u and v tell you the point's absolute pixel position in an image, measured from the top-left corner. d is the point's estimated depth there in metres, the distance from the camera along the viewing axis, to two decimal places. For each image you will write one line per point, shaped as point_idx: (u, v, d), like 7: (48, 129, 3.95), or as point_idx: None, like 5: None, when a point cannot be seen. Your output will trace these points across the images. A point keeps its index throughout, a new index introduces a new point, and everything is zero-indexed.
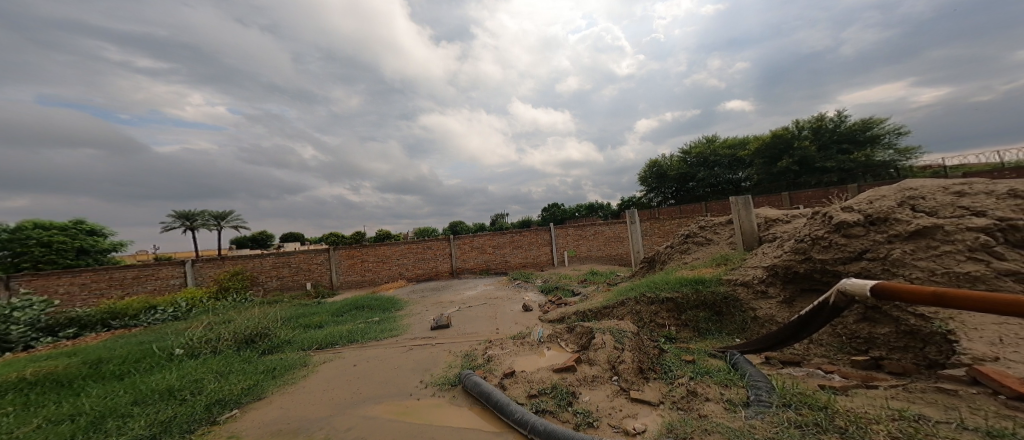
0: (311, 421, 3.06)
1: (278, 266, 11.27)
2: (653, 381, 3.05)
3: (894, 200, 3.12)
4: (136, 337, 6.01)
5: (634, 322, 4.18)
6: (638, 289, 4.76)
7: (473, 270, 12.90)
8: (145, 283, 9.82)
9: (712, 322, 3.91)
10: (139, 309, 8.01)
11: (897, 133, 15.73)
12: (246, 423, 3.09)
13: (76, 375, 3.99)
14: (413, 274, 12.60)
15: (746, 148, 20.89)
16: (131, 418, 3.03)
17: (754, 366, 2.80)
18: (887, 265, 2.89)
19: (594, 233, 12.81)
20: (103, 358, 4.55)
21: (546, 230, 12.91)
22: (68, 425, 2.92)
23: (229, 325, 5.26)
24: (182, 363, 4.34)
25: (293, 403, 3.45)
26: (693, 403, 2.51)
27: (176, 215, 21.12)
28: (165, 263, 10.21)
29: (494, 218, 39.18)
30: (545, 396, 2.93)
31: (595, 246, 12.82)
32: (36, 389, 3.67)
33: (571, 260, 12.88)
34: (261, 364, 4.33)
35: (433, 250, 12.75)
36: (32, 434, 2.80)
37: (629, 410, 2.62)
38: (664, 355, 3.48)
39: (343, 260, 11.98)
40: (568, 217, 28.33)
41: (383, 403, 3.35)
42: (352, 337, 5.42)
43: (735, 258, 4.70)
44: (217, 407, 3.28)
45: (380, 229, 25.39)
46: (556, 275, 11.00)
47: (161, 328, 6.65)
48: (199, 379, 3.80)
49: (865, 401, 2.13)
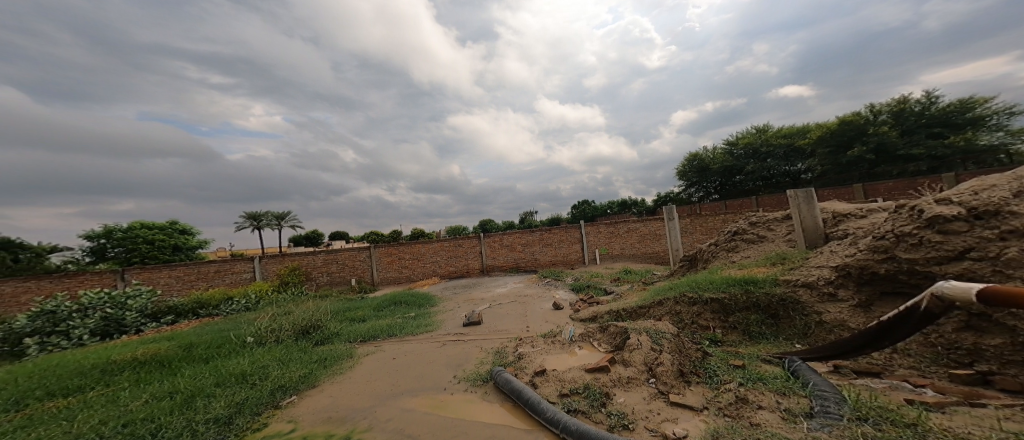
0: (356, 411, 3.19)
1: (328, 262, 11.94)
2: (696, 386, 2.91)
3: (1006, 190, 2.72)
4: (218, 325, 6.60)
5: (674, 324, 4.04)
6: (678, 289, 4.57)
7: (503, 268, 12.98)
8: (225, 277, 10.79)
9: (766, 325, 3.66)
10: (220, 300, 8.84)
11: (1007, 114, 13.98)
12: (303, 409, 3.29)
13: (174, 357, 4.43)
14: (446, 271, 12.85)
15: (806, 137, 19.34)
16: (214, 398, 3.33)
17: (818, 374, 2.60)
18: (999, 266, 2.58)
19: (628, 230, 12.36)
20: (193, 342, 5.03)
21: (576, 227, 12.70)
22: (167, 401, 3.28)
23: (289, 316, 5.65)
24: (251, 350, 4.70)
25: (341, 392, 3.63)
26: (743, 410, 2.37)
27: (246, 217, 23.18)
28: (239, 259, 11.15)
29: (523, 217, 39.49)
30: (578, 396, 2.89)
31: (628, 244, 12.36)
32: (145, 368, 4.14)
33: (603, 258, 12.58)
34: (314, 354, 4.59)
35: (464, 248, 12.94)
36: (141, 407, 3.17)
37: (669, 414, 2.52)
38: (708, 358, 3.30)
39: (382, 257, 12.48)
40: (599, 214, 27.77)
41: (419, 396, 3.44)
42: (391, 332, 5.62)
43: (794, 257, 4.38)
44: (280, 392, 3.52)
45: (415, 229, 26.33)
46: (587, 273, 10.82)
47: (237, 317, 7.28)
48: (265, 366, 4.09)
49: (966, 420, 1.91)
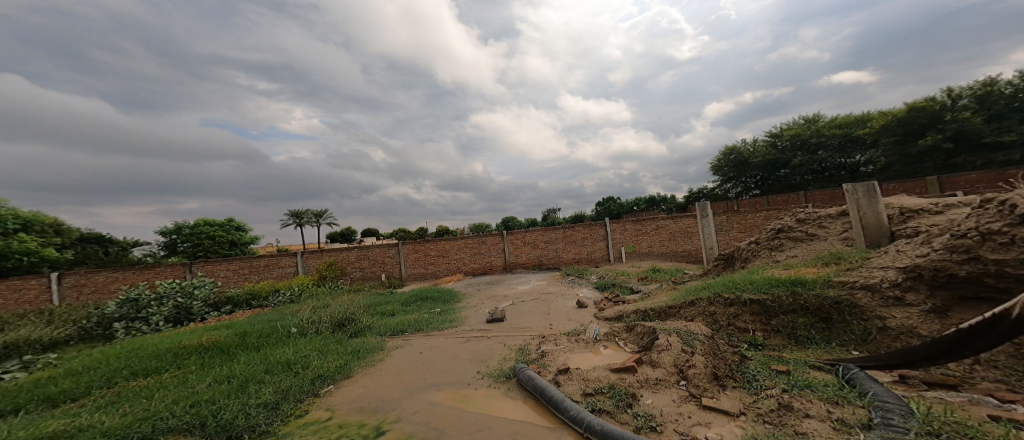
0: (386, 402, 3.29)
1: (361, 258, 12.38)
2: (731, 390, 2.78)
3: None
4: (268, 315, 7.04)
5: (708, 325, 3.89)
6: (712, 289, 4.39)
7: (526, 265, 12.95)
8: (272, 270, 11.59)
9: (817, 330, 3.41)
10: (269, 292, 9.47)
11: None
12: (339, 398, 3.43)
13: (231, 344, 4.77)
14: (469, 268, 12.98)
15: (865, 126, 17.88)
16: (263, 384, 3.56)
17: (879, 383, 2.41)
18: None
19: (657, 228, 11.96)
20: (247, 330, 5.39)
21: (602, 224, 12.47)
22: (226, 386, 3.55)
23: (327, 309, 5.92)
24: (294, 340, 4.96)
25: (372, 383, 3.75)
26: (787, 418, 2.24)
27: (290, 215, 24.63)
28: (284, 254, 11.91)
29: (547, 214, 39.45)
30: (602, 395, 2.84)
31: (657, 242, 11.92)
32: (207, 353, 4.51)
33: (629, 256, 12.27)
34: (349, 346, 4.77)
35: (487, 245, 13.03)
36: (204, 391, 3.46)
37: (700, 418, 2.42)
38: (747, 362, 3.14)
39: (410, 254, 12.77)
40: (626, 211, 27.20)
41: (444, 390, 3.50)
42: (419, 326, 5.75)
43: (851, 257, 4.08)
44: (319, 380, 3.70)
45: (442, 226, 26.88)
46: (613, 271, 10.60)
47: (284, 308, 7.73)
48: (307, 355, 4.30)
49: None
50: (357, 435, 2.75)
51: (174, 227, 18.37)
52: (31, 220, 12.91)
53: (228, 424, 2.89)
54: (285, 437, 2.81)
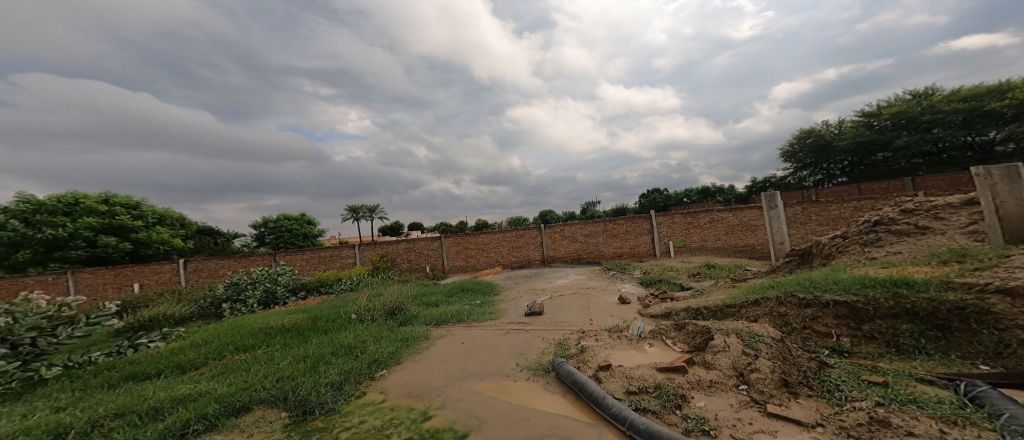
0: (431, 389, 3.41)
1: (408, 250, 13.08)
2: (805, 399, 2.52)
3: None
4: (333, 301, 7.62)
5: (777, 328, 3.57)
6: (785, 288, 4.03)
7: (564, 259, 12.76)
8: (335, 261, 12.74)
9: (928, 340, 2.92)
10: (334, 280, 10.27)
11: None
12: (391, 382, 3.61)
13: (305, 326, 5.23)
14: (507, 261, 13.10)
15: (1001, 98, 14.76)
16: (329, 365, 3.87)
17: (1018, 404, 2.05)
18: None
19: (711, 220, 10.99)
20: (318, 315, 5.87)
21: (647, 217, 11.87)
22: (300, 365, 3.90)
23: (381, 298, 6.27)
24: (354, 326, 5.31)
25: (419, 369, 3.91)
26: (881, 435, 1.99)
27: (348, 210, 26.69)
28: (345, 246, 12.89)
29: (587, 208, 38.96)
30: (647, 394, 2.73)
31: (712, 235, 11.03)
32: (285, 334, 4.98)
33: (678, 251, 11.43)
34: (399, 334, 5.01)
35: (525, 238, 13.04)
36: (284, 368, 3.84)
37: (763, 425, 2.23)
38: (826, 370, 2.83)
39: (451, 247, 13.16)
40: (674, 203, 25.87)
41: (485, 380, 3.54)
42: (460, 317, 5.89)
43: (980, 255, 3.54)
44: (375, 365, 3.93)
45: (482, 220, 27.55)
46: (659, 266, 10.09)
47: (345, 296, 8.34)
48: (364, 341, 4.59)
49: None
50: (405, 418, 2.86)
51: (263, 221, 21.33)
52: (164, 215, 17.98)
53: (303, 399, 3.18)
54: (344, 415, 3.00)
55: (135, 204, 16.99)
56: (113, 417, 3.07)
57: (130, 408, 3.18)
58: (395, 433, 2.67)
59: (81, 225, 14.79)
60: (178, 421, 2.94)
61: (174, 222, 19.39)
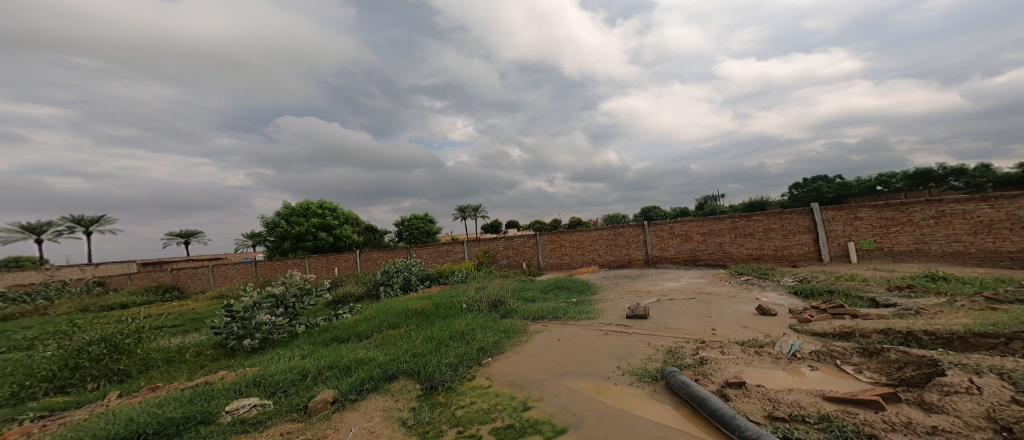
0: (531, 381, 3.36)
1: (508, 247, 13.65)
2: None
3: None
4: (449, 291, 8.38)
5: None
6: None
7: (674, 260, 11.23)
8: (449, 255, 14.24)
9: None
10: (449, 273, 11.34)
11: None
12: (497, 369, 3.72)
13: (429, 312, 5.84)
14: (605, 260, 12.31)
15: None
16: (447, 348, 4.22)
17: None
18: None
19: (939, 215, 7.63)
20: (439, 303, 6.50)
21: (816, 211, 9.19)
22: (426, 344, 4.38)
23: (486, 291, 6.53)
24: (466, 314, 5.69)
25: (519, 360, 3.92)
26: None
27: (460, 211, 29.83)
28: (456, 242, 14.27)
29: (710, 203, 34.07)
30: (806, 425, 2.15)
31: (942, 236, 7.64)
32: (413, 318, 5.65)
33: (866, 255, 8.56)
34: (501, 325, 5.15)
35: (625, 237, 12.02)
36: (415, 346, 4.36)
37: None
38: None
39: (547, 244, 13.14)
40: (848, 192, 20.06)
41: (582, 378, 3.31)
42: (557, 314, 5.73)
43: None
44: (483, 352, 4.10)
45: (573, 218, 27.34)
46: (827, 274, 7.93)
47: (456, 287, 9.05)
48: (473, 329, 4.84)
49: None
50: (508, 405, 2.90)
51: (400, 220, 25.38)
52: (349, 217, 23.17)
53: (431, 375, 3.56)
54: (458, 395, 3.24)
55: (336, 209, 22.34)
56: (328, 368, 4.00)
57: (336, 363, 4.08)
58: (499, 418, 2.75)
59: (313, 224, 20.38)
60: (360, 379, 3.61)
61: (353, 220, 24.91)
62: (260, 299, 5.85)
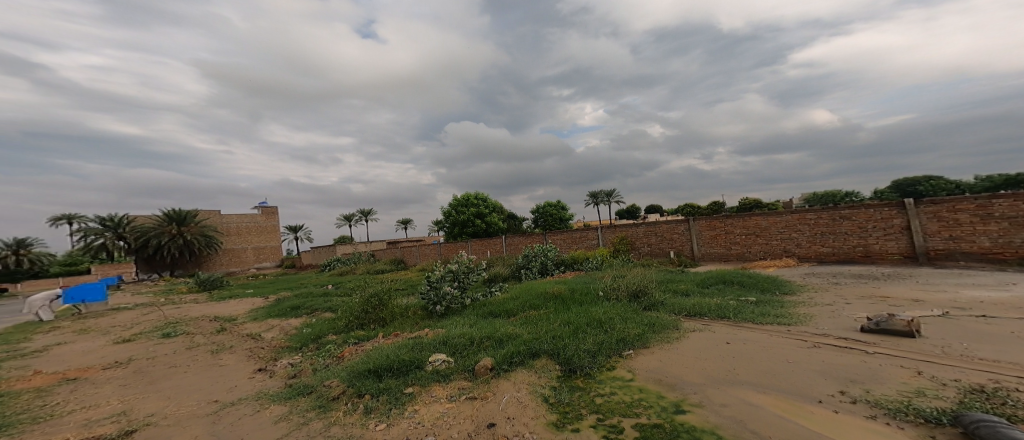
0: (690, 383, 2.70)
1: (648, 233, 12.26)
2: None
3: None
4: (584, 278, 7.91)
5: None
6: None
7: (984, 257, 6.58)
8: (582, 242, 13.99)
9: None
10: (583, 259, 10.79)
11: None
12: (642, 365, 3.18)
13: (566, 297, 5.63)
14: (811, 252, 9.00)
15: None
16: (584, 334, 3.92)
17: None
18: None
19: None
20: (574, 288, 6.26)
21: None
22: (565, 327, 4.21)
23: (624, 279, 5.83)
24: (603, 302, 5.23)
25: (670, 358, 3.25)
26: None
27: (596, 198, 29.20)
28: (591, 229, 13.89)
29: None
30: None
31: None
32: (551, 301, 5.58)
33: None
34: (644, 317, 4.46)
35: (853, 222, 8.30)
36: (556, 327, 4.27)
37: None
38: None
39: (704, 231, 11.03)
40: None
41: (772, 395, 2.41)
42: (723, 313, 4.59)
43: None
44: (622, 344, 3.62)
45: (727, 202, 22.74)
46: None
47: (591, 274, 8.48)
48: (612, 318, 4.36)
49: None
50: (655, 404, 2.40)
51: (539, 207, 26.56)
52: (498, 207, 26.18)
53: (570, 358, 3.35)
54: (598, 383, 2.92)
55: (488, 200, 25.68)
56: (486, 338, 4.34)
57: (493, 335, 4.40)
58: (644, 415, 2.30)
59: (473, 212, 24.59)
60: (507, 353, 3.65)
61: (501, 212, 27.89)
62: (444, 272, 7.08)
